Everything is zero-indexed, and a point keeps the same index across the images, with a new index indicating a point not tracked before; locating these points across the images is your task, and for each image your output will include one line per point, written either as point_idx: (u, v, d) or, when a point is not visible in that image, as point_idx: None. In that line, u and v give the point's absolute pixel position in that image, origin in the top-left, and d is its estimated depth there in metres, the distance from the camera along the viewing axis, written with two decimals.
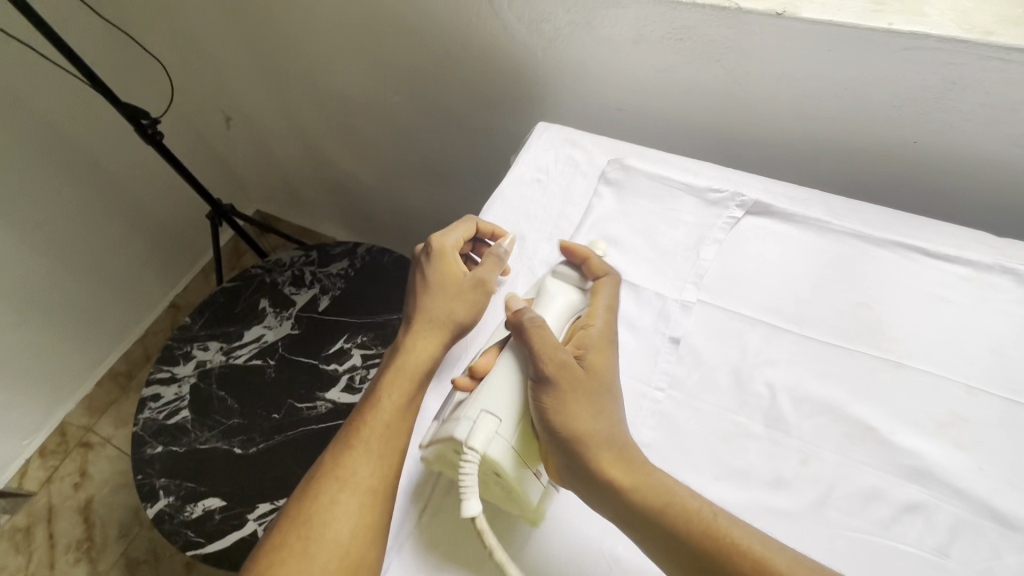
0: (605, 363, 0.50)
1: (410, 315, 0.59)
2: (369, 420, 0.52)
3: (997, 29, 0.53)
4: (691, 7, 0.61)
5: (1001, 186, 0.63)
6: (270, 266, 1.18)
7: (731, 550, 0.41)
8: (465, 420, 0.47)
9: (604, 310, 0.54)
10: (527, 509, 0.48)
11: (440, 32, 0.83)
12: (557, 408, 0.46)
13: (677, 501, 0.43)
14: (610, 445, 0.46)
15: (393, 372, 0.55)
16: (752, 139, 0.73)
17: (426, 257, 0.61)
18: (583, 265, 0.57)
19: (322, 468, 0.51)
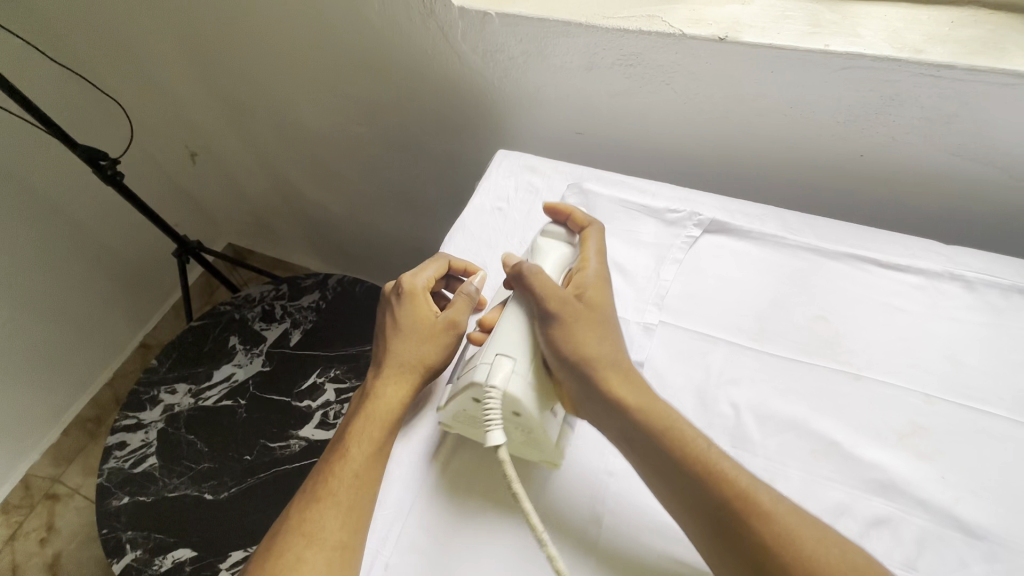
0: (603, 300, 0.53)
1: (380, 360, 0.58)
2: (340, 472, 0.50)
3: (927, 47, 0.55)
4: (637, 35, 0.63)
5: (946, 194, 0.65)
6: (240, 302, 1.16)
7: (721, 480, 0.42)
8: (483, 364, 0.48)
9: (596, 254, 0.57)
10: (549, 449, 0.49)
11: (399, 65, 0.84)
12: (564, 337, 0.49)
13: (675, 424, 0.45)
14: (613, 368, 0.49)
15: (362, 420, 0.53)
16: (707, 159, 0.74)
17: (396, 297, 0.59)
18: (567, 220, 0.61)
19: (287, 528, 0.49)
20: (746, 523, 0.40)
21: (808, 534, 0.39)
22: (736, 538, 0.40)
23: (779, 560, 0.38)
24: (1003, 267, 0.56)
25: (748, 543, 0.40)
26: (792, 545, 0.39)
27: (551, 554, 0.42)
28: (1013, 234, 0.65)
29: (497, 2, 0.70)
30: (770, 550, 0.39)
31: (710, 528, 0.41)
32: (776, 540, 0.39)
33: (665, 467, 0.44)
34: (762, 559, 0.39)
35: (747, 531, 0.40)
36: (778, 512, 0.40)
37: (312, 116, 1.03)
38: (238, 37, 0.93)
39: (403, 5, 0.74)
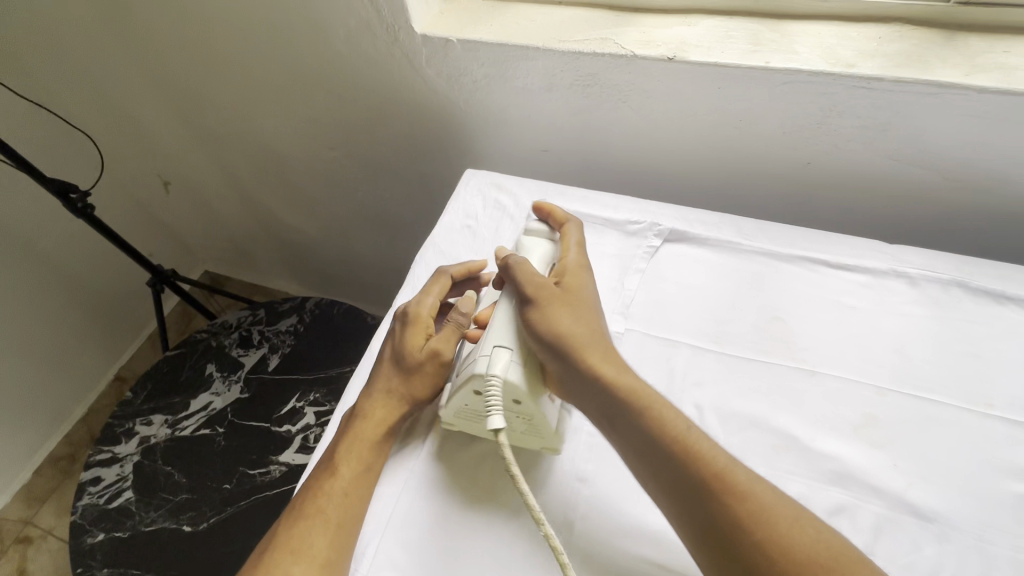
0: (580, 285, 0.56)
1: (372, 382, 0.58)
2: (325, 491, 0.51)
3: (858, 61, 0.59)
4: (592, 57, 0.66)
5: (889, 197, 0.68)
6: (216, 329, 1.15)
7: (697, 459, 0.43)
8: (482, 358, 0.50)
9: (575, 246, 0.61)
10: (549, 437, 0.51)
11: (367, 88, 0.86)
12: (541, 319, 0.51)
13: (648, 398, 0.47)
14: (592, 347, 0.50)
15: (351, 439, 0.54)
16: (666, 172, 0.77)
17: (401, 321, 0.61)
18: (548, 218, 0.65)
19: (271, 544, 0.49)
20: (719, 500, 0.41)
21: (782, 511, 0.40)
22: (707, 515, 0.41)
23: (746, 534, 0.40)
24: (942, 263, 0.60)
25: (721, 519, 0.41)
26: (764, 521, 0.40)
27: (547, 534, 0.43)
28: (954, 232, 0.69)
29: (459, 29, 0.73)
30: (747, 527, 0.40)
31: (682, 503, 0.43)
32: (749, 516, 0.40)
33: (639, 441, 0.46)
34: (740, 537, 0.40)
35: (720, 509, 0.41)
36: (754, 490, 0.41)
37: (285, 143, 1.05)
38: (209, 69, 0.95)
39: (368, 33, 0.77)
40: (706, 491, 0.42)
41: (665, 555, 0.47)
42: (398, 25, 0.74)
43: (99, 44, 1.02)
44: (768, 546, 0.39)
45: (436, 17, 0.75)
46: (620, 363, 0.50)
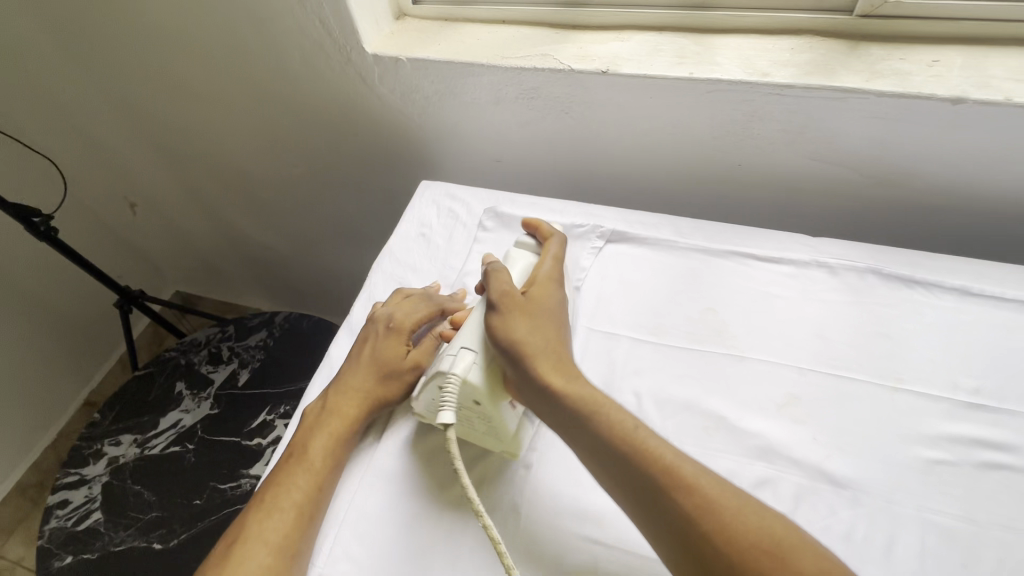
0: (546, 296, 0.57)
1: (347, 378, 0.60)
2: (291, 478, 0.53)
3: (773, 71, 0.64)
4: (533, 72, 0.71)
5: (814, 194, 0.74)
6: (185, 347, 1.16)
7: (647, 458, 0.44)
8: (448, 356, 0.54)
9: (553, 258, 0.62)
10: (507, 440, 0.54)
11: (327, 106, 0.89)
12: (501, 325, 0.53)
13: (600, 402, 0.48)
14: (546, 354, 0.51)
15: (323, 431, 0.57)
16: (612, 177, 0.82)
17: (384, 323, 0.62)
18: (536, 233, 0.66)
19: (239, 524, 0.52)
20: (667, 496, 0.42)
21: (727, 502, 0.41)
22: (657, 510, 0.43)
23: (693, 528, 0.41)
24: (859, 253, 0.65)
25: (672, 514, 0.42)
26: (710, 513, 0.41)
27: (486, 525, 0.46)
28: (874, 224, 0.74)
29: (409, 48, 0.77)
30: (693, 519, 0.41)
31: (631, 499, 0.44)
32: (697, 509, 0.41)
33: (591, 445, 0.47)
34: (687, 529, 0.41)
35: (670, 505, 0.42)
36: (700, 484, 0.43)
37: (250, 162, 1.07)
38: (172, 91, 0.98)
39: (321, 54, 0.80)
40: (654, 487, 0.43)
41: (607, 533, 0.50)
42: (349, 45, 0.77)
43: (60, 71, 1.03)
44: (715, 534, 0.40)
45: (387, 36, 0.79)
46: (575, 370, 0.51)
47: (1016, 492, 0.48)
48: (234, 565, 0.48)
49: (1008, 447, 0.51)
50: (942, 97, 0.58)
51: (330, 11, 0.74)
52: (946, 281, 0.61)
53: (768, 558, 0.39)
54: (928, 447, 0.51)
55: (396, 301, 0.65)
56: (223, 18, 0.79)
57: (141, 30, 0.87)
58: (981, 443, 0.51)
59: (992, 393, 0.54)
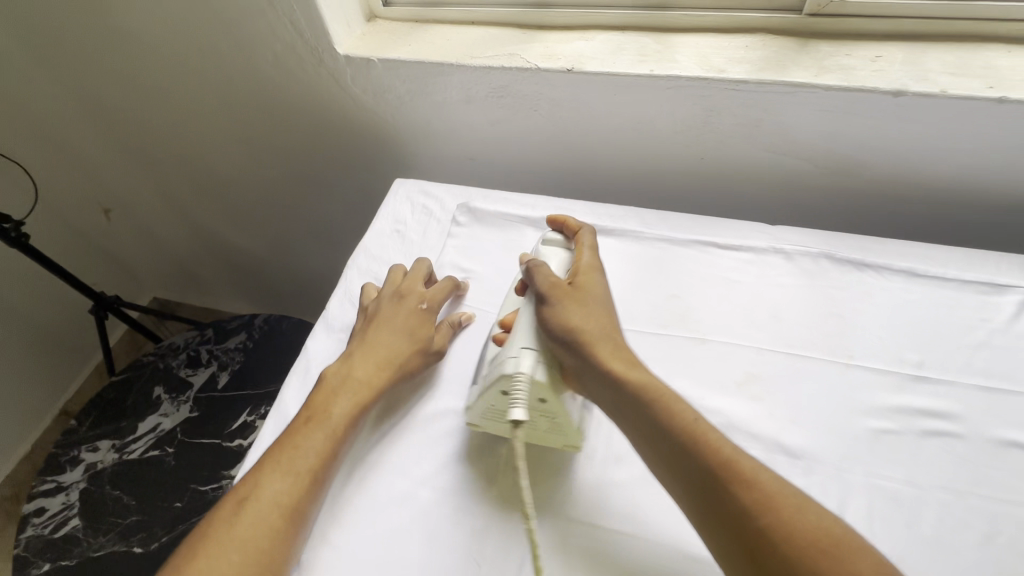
0: (594, 286, 0.57)
1: (375, 345, 0.60)
2: (311, 440, 0.52)
3: (728, 67, 0.67)
4: (502, 71, 0.73)
5: (771, 184, 0.77)
6: (163, 351, 1.16)
7: (709, 450, 0.44)
8: (509, 358, 0.52)
9: (589, 249, 0.62)
10: (569, 436, 0.53)
11: (302, 106, 0.90)
12: (553, 314, 0.53)
13: (660, 392, 0.48)
14: (603, 340, 0.52)
15: (347, 397, 0.56)
16: (580, 171, 0.85)
17: (417, 299, 0.64)
18: (563, 228, 0.66)
19: (251, 475, 0.50)
20: (727, 488, 0.42)
21: (786, 498, 0.41)
22: (713, 502, 0.42)
23: (750, 521, 0.40)
24: (814, 239, 0.68)
25: (731, 507, 0.41)
26: (768, 509, 0.40)
27: (531, 527, 0.45)
28: (829, 212, 0.79)
29: (380, 49, 0.78)
30: (751, 513, 0.41)
31: (687, 489, 0.44)
32: (757, 504, 0.41)
33: (651, 433, 0.47)
34: (742, 523, 0.41)
35: (729, 498, 0.42)
36: (760, 479, 0.42)
37: (228, 165, 1.08)
38: (146, 95, 0.98)
39: (295, 56, 0.81)
40: (713, 479, 0.43)
41: (578, 510, 0.52)
42: (320, 46, 0.78)
43: (29, 74, 1.01)
44: (773, 530, 0.39)
45: (359, 38, 0.81)
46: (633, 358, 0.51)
47: (955, 456, 0.52)
48: (243, 518, 0.47)
49: (949, 415, 0.54)
50: (884, 90, 0.61)
51: (299, 11, 0.75)
52: (894, 263, 0.65)
53: (825, 558, 0.38)
54: (876, 418, 0.54)
55: (420, 280, 0.66)
56: (195, 20, 0.80)
57: (112, 33, 0.87)
58: (925, 413, 0.54)
59: (934, 365, 0.57)
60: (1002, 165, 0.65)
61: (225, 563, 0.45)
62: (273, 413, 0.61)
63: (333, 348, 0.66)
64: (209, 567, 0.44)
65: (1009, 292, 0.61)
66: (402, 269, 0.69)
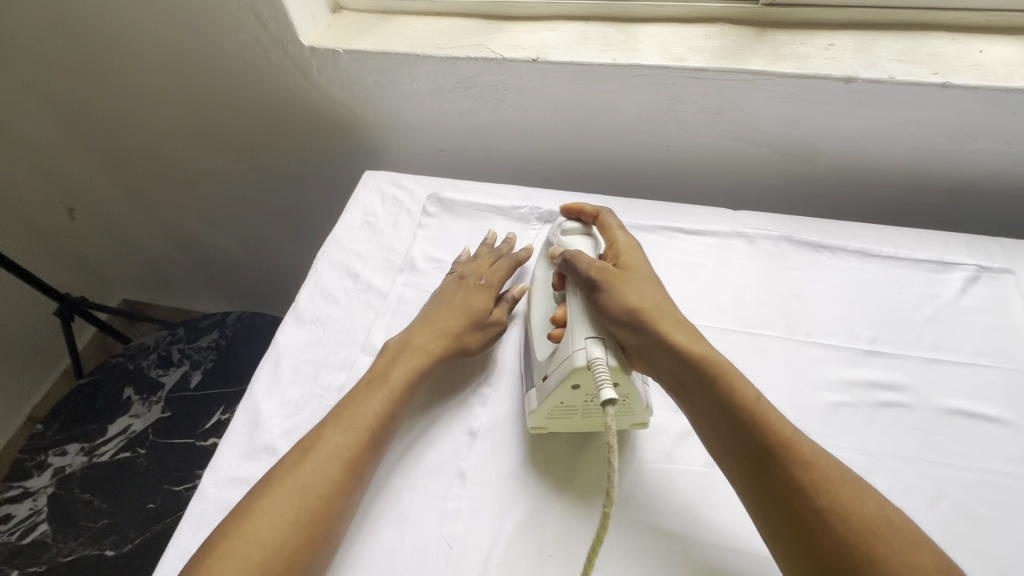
0: (639, 265, 0.57)
1: (435, 319, 0.62)
2: (371, 399, 0.54)
3: (689, 56, 0.68)
4: (468, 61, 0.73)
5: (734, 171, 0.79)
6: (134, 352, 1.14)
7: (770, 429, 0.44)
8: (578, 351, 0.50)
9: (618, 229, 0.61)
10: (638, 415, 0.52)
11: (271, 98, 0.89)
12: (608, 298, 0.52)
13: (718, 370, 0.47)
14: (661, 319, 0.51)
15: (404, 362, 0.57)
16: (549, 160, 0.86)
17: (476, 278, 0.65)
18: (579, 216, 0.65)
19: (317, 429, 0.52)
20: (786, 467, 0.42)
21: (843, 480, 0.41)
22: (769, 480, 0.43)
23: (806, 500, 0.41)
24: (774, 223, 0.70)
25: (788, 486, 0.42)
26: (824, 488, 0.41)
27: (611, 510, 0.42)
28: (789, 197, 0.81)
29: (346, 40, 0.78)
30: (807, 492, 0.41)
31: (742, 467, 0.44)
32: (813, 484, 0.41)
33: (709, 411, 0.47)
34: (796, 501, 0.41)
35: (786, 476, 0.42)
36: (819, 460, 0.42)
37: (199, 160, 1.06)
38: (110, 89, 0.95)
39: (258, 47, 0.80)
40: (770, 458, 0.43)
41: (548, 490, 0.52)
42: (285, 38, 0.78)
43: None
44: (830, 513, 0.40)
45: (324, 29, 0.80)
46: (692, 335, 0.51)
47: (906, 425, 0.54)
48: (306, 465, 0.49)
49: (901, 386, 0.56)
50: (836, 77, 0.64)
51: (263, 4, 0.74)
52: (849, 245, 0.67)
53: (883, 543, 0.38)
54: (832, 392, 0.57)
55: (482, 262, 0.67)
56: (158, 12, 0.78)
57: (73, 25, 0.85)
58: (879, 385, 0.57)
59: (886, 340, 0.60)
60: (947, 148, 0.68)
61: (287, 506, 0.46)
62: (243, 404, 0.60)
63: (303, 340, 0.65)
64: (273, 507, 0.46)
65: (955, 270, 0.64)
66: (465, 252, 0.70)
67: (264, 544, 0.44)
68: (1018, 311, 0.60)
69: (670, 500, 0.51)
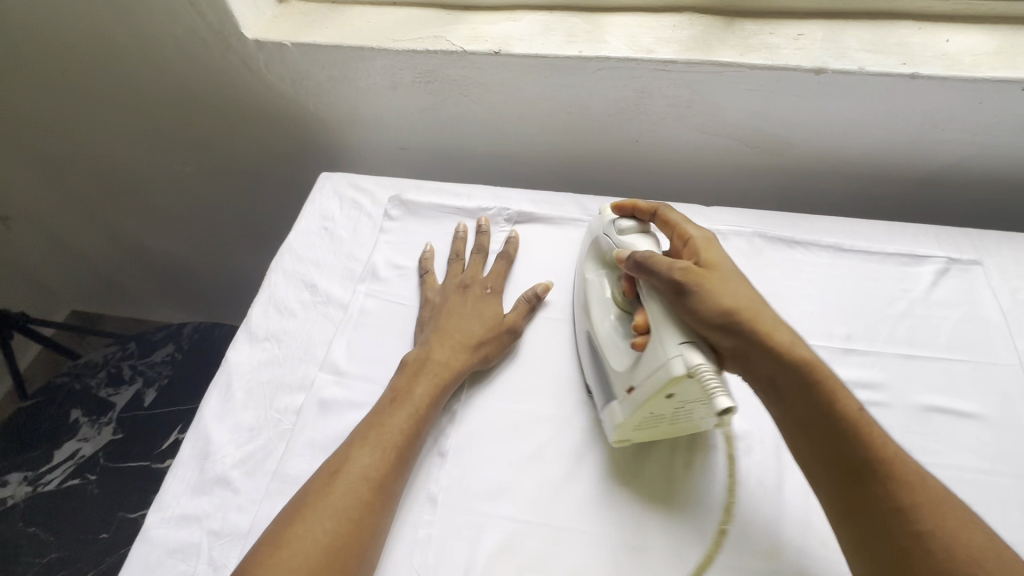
0: (720, 259, 0.50)
1: (451, 329, 0.58)
2: (397, 417, 0.51)
3: (657, 47, 0.65)
4: (426, 54, 0.69)
5: (706, 165, 0.78)
6: (80, 371, 1.07)
7: (875, 447, 0.41)
8: (676, 359, 0.44)
9: (682, 224, 0.54)
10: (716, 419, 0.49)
11: (218, 93, 0.82)
12: (703, 300, 0.45)
13: (825, 378, 0.43)
14: (760, 319, 0.45)
15: (428, 378, 0.54)
16: (517, 157, 0.83)
17: (480, 288, 0.63)
18: (633, 213, 0.58)
19: (344, 446, 0.49)
20: (885, 486, 0.39)
21: (949, 506, 0.39)
22: (866, 497, 0.40)
23: (905, 521, 0.38)
24: (746, 219, 0.69)
25: (885, 505, 0.39)
26: (928, 512, 0.38)
27: None
28: (759, 190, 0.80)
29: (293, 32, 0.73)
30: (908, 513, 0.39)
31: (833, 479, 0.42)
32: (915, 507, 0.39)
33: (806, 419, 0.43)
34: (895, 523, 0.39)
35: (886, 494, 0.39)
36: (925, 484, 0.40)
37: (147, 162, 0.98)
38: (36, 85, 0.87)
39: (198, 40, 0.74)
40: (869, 476, 0.40)
41: (522, 509, 0.49)
42: (226, 30, 0.72)
43: None
44: (928, 536, 0.37)
45: (269, 20, 0.75)
46: (794, 335, 0.45)
47: (884, 425, 0.53)
48: (338, 487, 0.46)
49: (877, 385, 0.56)
50: (806, 68, 0.62)
51: None
52: (822, 240, 0.66)
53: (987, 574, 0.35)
54: None
55: (475, 271, 0.65)
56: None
57: None
58: (855, 385, 0.56)
59: (861, 337, 0.59)
60: (916, 140, 0.68)
61: (319, 531, 0.43)
62: (190, 431, 0.56)
63: (256, 359, 0.60)
64: (306, 532, 0.43)
65: (926, 263, 0.64)
66: (431, 257, 0.67)
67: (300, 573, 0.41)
68: (987, 303, 0.60)
69: (647, 516, 0.49)
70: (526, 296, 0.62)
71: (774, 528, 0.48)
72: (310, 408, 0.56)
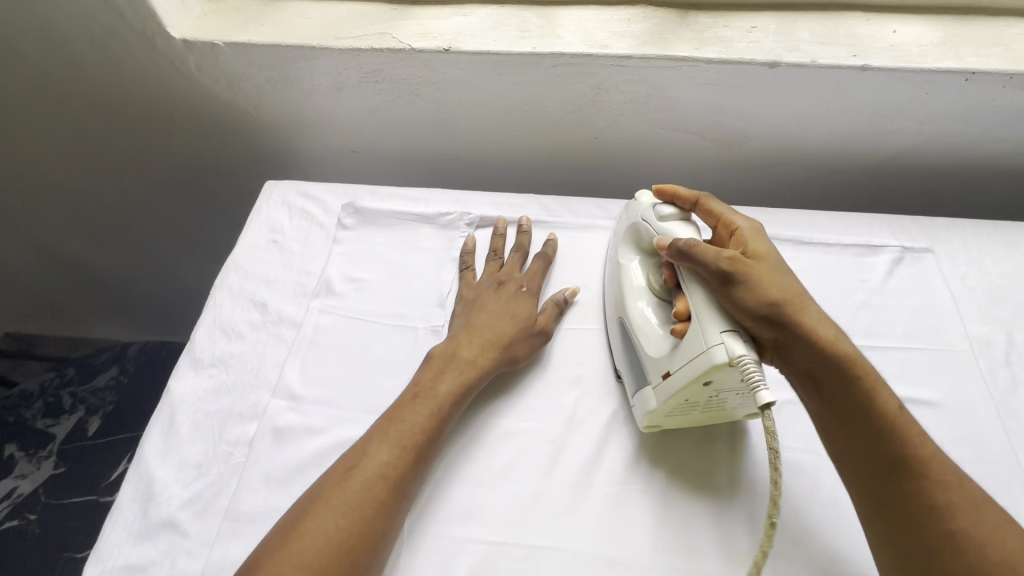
0: (767, 251, 0.48)
1: (478, 326, 0.56)
2: (418, 414, 0.49)
3: (612, 42, 0.64)
4: (372, 53, 0.65)
5: (668, 161, 0.77)
6: (13, 402, 0.99)
7: (916, 446, 0.41)
8: (716, 347, 0.43)
9: (727, 212, 0.52)
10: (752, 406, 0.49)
11: (146, 96, 0.76)
12: (749, 292, 0.44)
13: (869, 375, 0.43)
14: (807, 314, 0.44)
15: (453, 375, 0.52)
16: (475, 158, 0.80)
17: (517, 285, 0.60)
18: (673, 201, 0.56)
19: (363, 440, 0.48)
20: (920, 484, 0.40)
21: (981, 508, 0.39)
22: (898, 493, 0.41)
23: (936, 518, 0.39)
24: None
25: (919, 501, 0.40)
26: (962, 512, 0.39)
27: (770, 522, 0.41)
28: (720, 185, 0.80)
29: (224, 30, 0.68)
30: (942, 513, 0.39)
31: (866, 471, 0.42)
32: (949, 506, 0.39)
33: (845, 412, 0.43)
34: (928, 520, 0.39)
35: (920, 493, 0.40)
36: (961, 485, 0.40)
37: (76, 172, 0.91)
38: None
39: (118, 39, 0.68)
40: (905, 473, 0.41)
41: (493, 531, 0.48)
42: (147, 28, 0.66)
43: None
44: (960, 535, 0.38)
45: (196, 18, 0.69)
46: (840, 330, 0.45)
47: None
48: (354, 481, 0.44)
49: None
50: (761, 61, 0.61)
51: None
52: (783, 233, 0.66)
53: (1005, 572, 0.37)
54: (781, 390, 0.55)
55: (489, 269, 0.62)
56: None
57: None
58: None
59: None
60: (867, 130, 0.69)
61: (329, 529, 0.42)
62: (132, 469, 0.52)
63: (202, 388, 0.56)
64: (317, 526, 0.42)
65: (882, 252, 0.65)
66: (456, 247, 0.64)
67: (305, 569, 0.39)
68: (940, 291, 0.62)
69: (617, 527, 0.48)
70: (557, 297, 0.61)
71: (745, 531, 0.47)
72: (264, 438, 0.52)
